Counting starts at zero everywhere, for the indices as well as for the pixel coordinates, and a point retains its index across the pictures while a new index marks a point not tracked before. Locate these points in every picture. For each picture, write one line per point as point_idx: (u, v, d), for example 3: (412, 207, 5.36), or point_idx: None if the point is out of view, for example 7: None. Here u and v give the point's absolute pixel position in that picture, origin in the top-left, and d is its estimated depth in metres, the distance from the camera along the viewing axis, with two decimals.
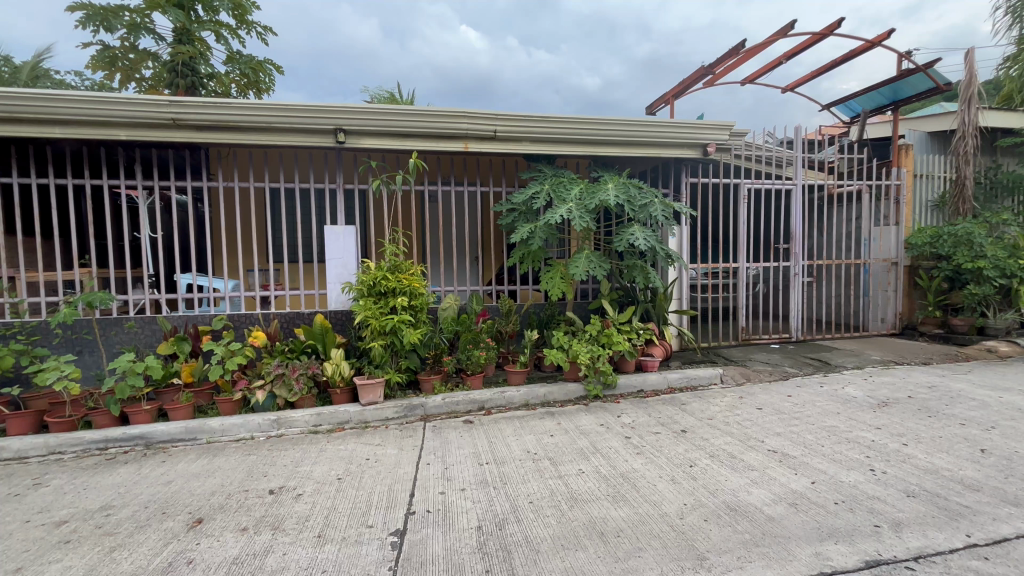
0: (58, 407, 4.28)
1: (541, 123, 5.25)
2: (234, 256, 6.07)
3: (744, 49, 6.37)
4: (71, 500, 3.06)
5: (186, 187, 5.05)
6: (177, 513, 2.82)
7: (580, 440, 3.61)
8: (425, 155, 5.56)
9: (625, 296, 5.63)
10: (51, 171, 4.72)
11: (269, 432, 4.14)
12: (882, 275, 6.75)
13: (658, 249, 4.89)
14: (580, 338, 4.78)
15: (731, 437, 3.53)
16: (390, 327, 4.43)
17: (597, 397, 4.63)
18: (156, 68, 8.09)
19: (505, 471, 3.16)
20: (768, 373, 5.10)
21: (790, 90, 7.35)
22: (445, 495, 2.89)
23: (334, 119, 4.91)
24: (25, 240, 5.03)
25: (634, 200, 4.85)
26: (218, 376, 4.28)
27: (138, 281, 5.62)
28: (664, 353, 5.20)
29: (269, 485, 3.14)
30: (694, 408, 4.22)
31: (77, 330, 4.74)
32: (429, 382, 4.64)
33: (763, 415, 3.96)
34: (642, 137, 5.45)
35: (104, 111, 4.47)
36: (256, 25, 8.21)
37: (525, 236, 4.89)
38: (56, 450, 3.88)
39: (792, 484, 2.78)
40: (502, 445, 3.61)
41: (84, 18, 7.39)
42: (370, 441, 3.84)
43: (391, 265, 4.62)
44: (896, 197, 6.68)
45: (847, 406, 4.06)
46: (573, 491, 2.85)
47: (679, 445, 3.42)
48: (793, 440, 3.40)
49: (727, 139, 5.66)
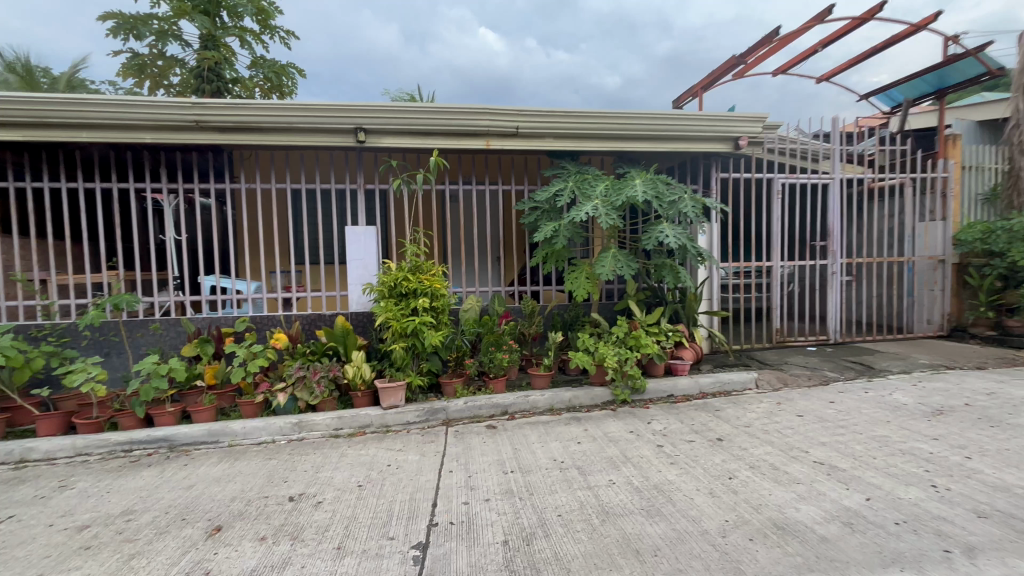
0: (86, 407, 4.31)
1: (564, 119, 5.09)
2: (255, 258, 6.06)
3: (778, 38, 6.10)
4: (93, 504, 3.03)
5: (209, 189, 5.08)
6: (197, 519, 2.76)
7: (609, 448, 3.44)
8: (447, 154, 5.46)
9: (653, 296, 5.41)
10: (78, 175, 4.78)
11: (290, 436, 4.08)
12: (928, 273, 6.35)
13: (689, 246, 4.66)
14: (606, 341, 4.61)
15: (772, 447, 3.30)
16: (411, 329, 4.34)
17: (625, 402, 4.44)
18: (183, 74, 8.26)
19: (531, 481, 3.01)
20: (807, 377, 4.83)
21: (823, 80, 7.02)
22: (468, 505, 2.76)
23: (354, 119, 4.85)
24: (55, 243, 5.12)
25: (663, 196, 4.64)
26: (240, 378, 4.24)
27: (163, 283, 5.65)
28: (694, 356, 4.95)
29: (290, 491, 3.06)
30: (728, 415, 4.00)
31: (104, 332, 4.78)
32: (451, 385, 4.52)
33: (804, 422, 3.71)
34: (670, 130, 5.23)
35: (130, 115, 4.51)
36: (278, 30, 8.30)
37: (548, 234, 4.74)
38: (82, 451, 3.89)
39: (844, 501, 2.56)
40: (527, 453, 3.45)
41: (114, 27, 7.59)
42: (391, 447, 3.73)
43: (413, 265, 4.54)
44: (942, 190, 6.30)
45: (897, 414, 3.77)
46: (604, 504, 2.69)
47: (715, 455, 3.22)
48: (840, 451, 3.16)
49: (761, 131, 5.42)
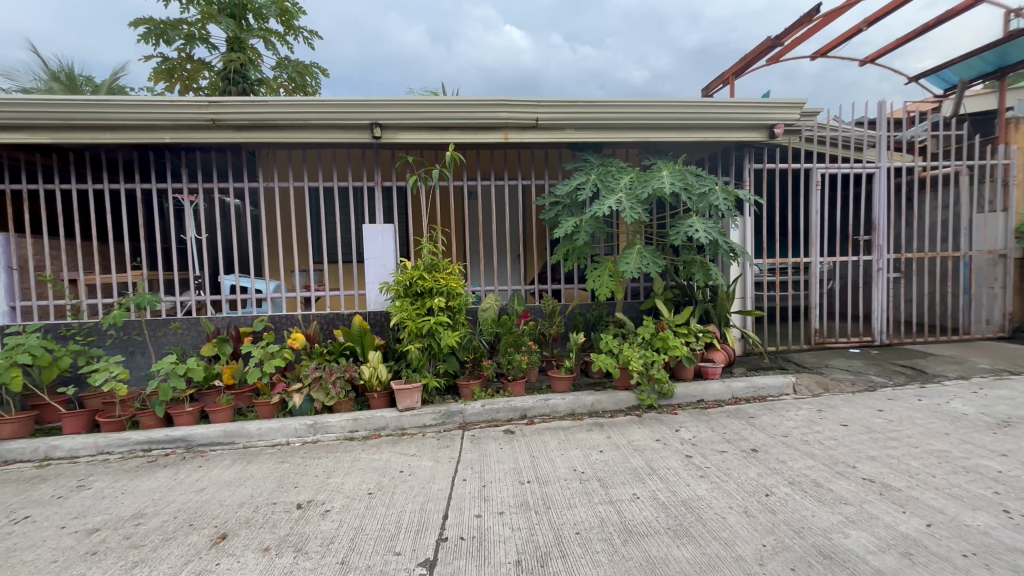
0: (109, 406, 4.34)
1: (586, 109, 4.84)
2: (275, 257, 6.05)
3: (818, 17, 5.68)
4: (105, 506, 3.01)
5: (229, 188, 5.08)
6: (203, 526, 2.69)
7: (633, 458, 3.22)
8: (464, 149, 5.31)
9: (682, 295, 5.14)
10: (104, 176, 4.86)
11: (305, 438, 4.02)
12: (988, 269, 5.81)
13: (720, 242, 4.37)
14: (631, 342, 4.37)
15: (814, 460, 3.01)
16: (427, 330, 4.21)
17: (651, 407, 4.20)
18: (211, 77, 8.39)
19: (549, 493, 2.83)
20: (851, 382, 4.46)
21: (867, 62, 6.53)
22: (481, 519, 2.60)
23: (369, 114, 4.74)
24: (83, 244, 5.23)
25: (692, 188, 4.38)
26: (257, 378, 4.20)
27: (186, 282, 5.71)
28: (726, 358, 4.66)
29: (298, 498, 2.97)
30: (763, 423, 3.71)
31: (128, 331, 4.83)
32: (468, 387, 4.37)
33: (849, 433, 3.40)
34: (700, 119, 4.94)
35: (149, 115, 4.51)
36: (302, 30, 8.34)
37: (569, 230, 4.54)
38: (103, 450, 3.91)
39: (900, 526, 2.28)
40: (545, 461, 3.27)
41: (145, 33, 7.74)
42: (405, 451, 3.61)
43: (429, 263, 4.39)
44: (1003, 177, 5.77)
45: (958, 426, 3.41)
46: (627, 522, 2.48)
47: (750, 468, 2.95)
48: (893, 467, 2.85)
49: (798, 118, 5.07)
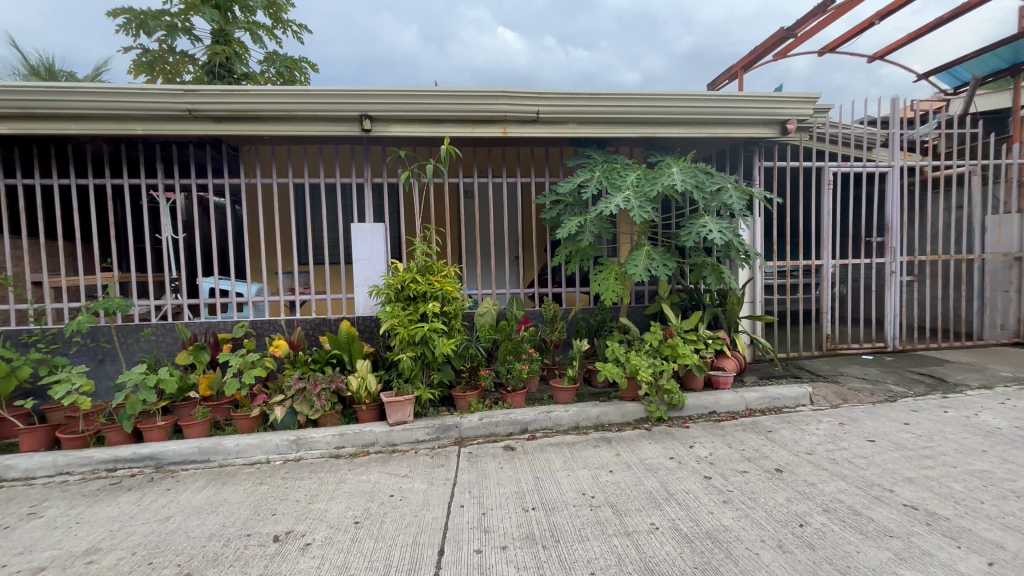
0: (72, 421, 3.98)
1: (590, 102, 4.57)
2: (258, 258, 5.70)
3: (829, 9, 5.44)
4: (55, 539, 2.66)
5: (208, 185, 4.73)
6: (164, 565, 2.36)
7: (647, 480, 2.93)
8: (460, 145, 5.01)
9: (689, 298, 4.88)
10: (70, 171, 4.49)
11: (286, 455, 3.68)
12: (1002, 272, 5.62)
13: (734, 243, 4.11)
14: (639, 350, 4.08)
15: (847, 483, 2.74)
16: (420, 337, 3.89)
17: (661, 420, 3.91)
18: (195, 71, 8.00)
19: (556, 523, 2.53)
20: (869, 393, 4.20)
21: (875, 58, 6.32)
22: (481, 555, 2.29)
23: (359, 105, 4.42)
24: (49, 243, 4.84)
25: (704, 186, 4.12)
26: (235, 390, 3.86)
27: (161, 285, 5.35)
28: (737, 366, 4.39)
29: (275, 528, 2.64)
30: (784, 439, 3.44)
31: (97, 337, 4.48)
32: (464, 399, 4.05)
33: (879, 450, 3.14)
34: (710, 113, 4.67)
35: (119, 104, 4.17)
36: (292, 23, 8.00)
37: (573, 230, 4.25)
38: (63, 470, 3.55)
39: (958, 565, 2.01)
40: (551, 484, 2.97)
41: (124, 23, 7.36)
42: (395, 472, 3.29)
43: (422, 266, 4.08)
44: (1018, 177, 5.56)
45: (994, 442, 3.16)
46: (647, 559, 2.19)
47: (777, 493, 2.68)
48: (935, 492, 2.59)
49: (812, 114, 4.83)
